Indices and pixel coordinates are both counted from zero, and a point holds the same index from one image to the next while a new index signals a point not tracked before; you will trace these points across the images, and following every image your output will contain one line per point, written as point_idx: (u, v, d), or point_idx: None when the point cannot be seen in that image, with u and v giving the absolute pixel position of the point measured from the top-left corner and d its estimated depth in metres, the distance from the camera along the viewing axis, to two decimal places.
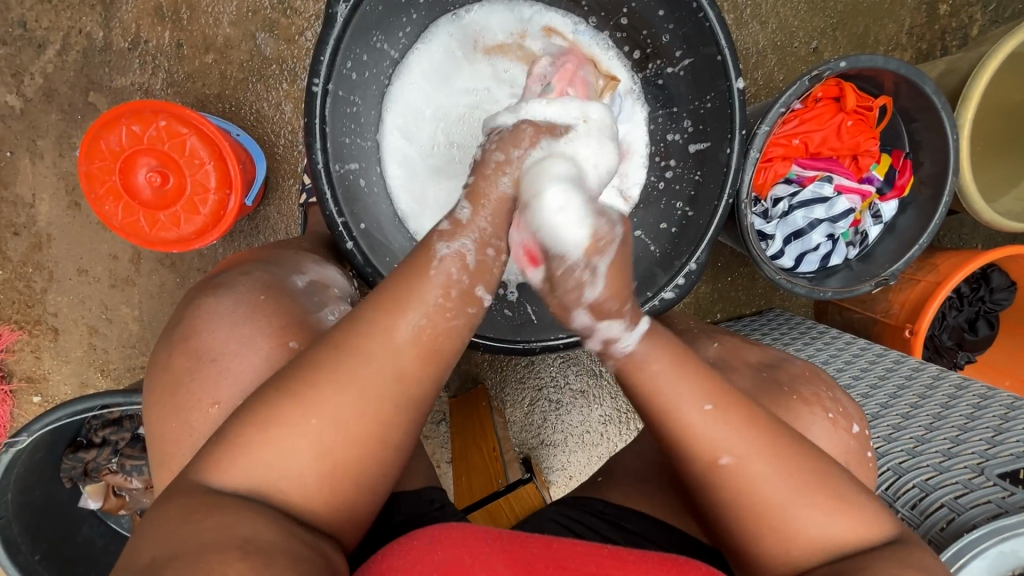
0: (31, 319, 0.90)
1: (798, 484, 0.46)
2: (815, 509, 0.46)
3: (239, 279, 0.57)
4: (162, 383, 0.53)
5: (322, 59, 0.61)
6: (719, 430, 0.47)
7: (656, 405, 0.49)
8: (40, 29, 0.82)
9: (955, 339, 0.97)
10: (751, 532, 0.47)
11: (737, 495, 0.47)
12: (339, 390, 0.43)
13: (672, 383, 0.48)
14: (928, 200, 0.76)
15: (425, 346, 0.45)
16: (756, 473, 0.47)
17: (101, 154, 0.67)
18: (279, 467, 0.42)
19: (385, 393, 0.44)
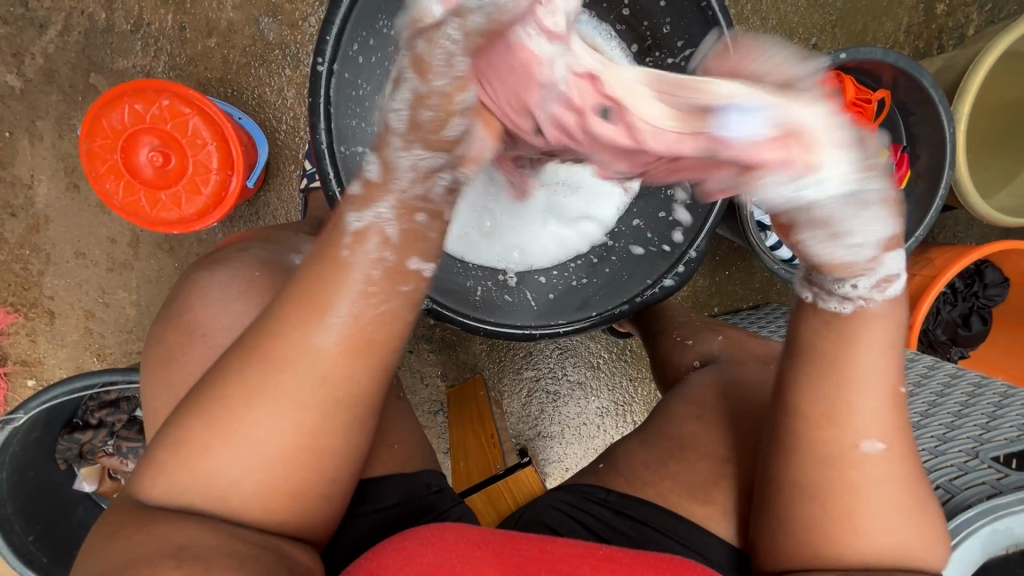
0: (27, 302, 0.90)
1: (906, 492, 0.44)
2: (901, 522, 0.44)
3: (235, 257, 0.57)
4: (154, 359, 0.53)
5: (328, 39, 0.61)
6: (882, 422, 0.44)
7: (839, 368, 0.44)
8: (42, 8, 0.81)
9: (949, 334, 0.98)
10: (829, 519, 0.44)
11: (846, 481, 0.44)
12: (264, 402, 0.40)
13: (875, 356, 0.43)
14: (925, 193, 0.77)
15: (354, 351, 0.40)
16: (877, 473, 0.44)
17: (103, 132, 0.67)
18: (222, 472, 0.40)
19: (309, 405, 0.40)
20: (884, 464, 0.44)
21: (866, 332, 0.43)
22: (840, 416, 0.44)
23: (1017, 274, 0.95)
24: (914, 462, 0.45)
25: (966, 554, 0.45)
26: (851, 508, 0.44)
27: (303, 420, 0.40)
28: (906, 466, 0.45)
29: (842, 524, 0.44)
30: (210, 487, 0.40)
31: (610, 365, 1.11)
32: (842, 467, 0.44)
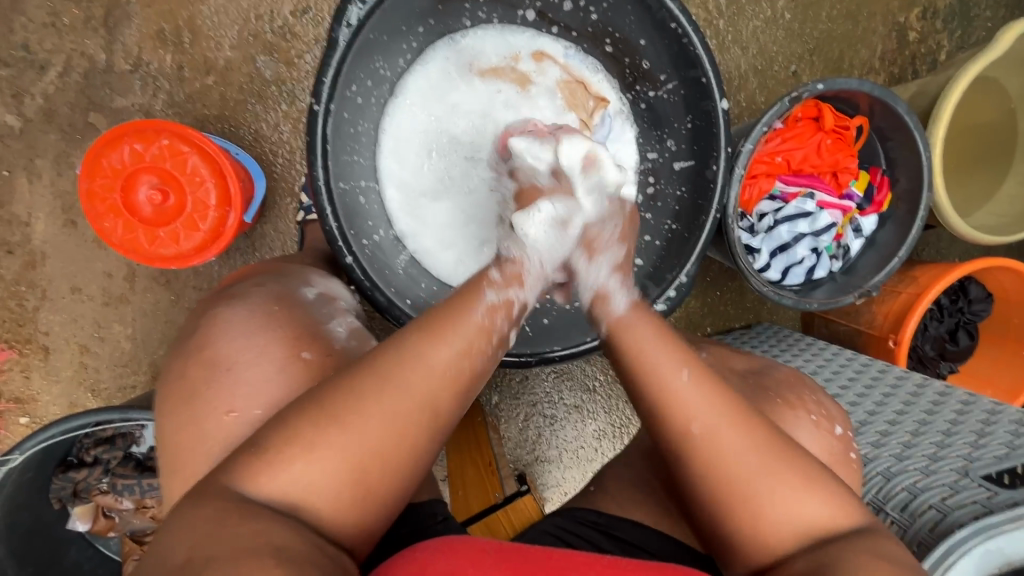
0: (22, 337, 0.90)
1: (779, 474, 0.49)
2: (782, 482, 0.49)
3: (254, 290, 0.58)
4: (177, 393, 0.53)
5: (324, 80, 0.62)
6: (701, 397, 0.52)
7: (634, 359, 0.55)
8: (42, 51, 0.83)
9: (938, 349, 1.00)
10: (728, 508, 0.50)
11: (707, 466, 0.50)
12: (379, 409, 0.45)
13: (656, 353, 0.54)
14: (905, 215, 0.80)
15: (458, 374, 0.48)
16: (728, 448, 0.50)
17: (103, 172, 0.68)
18: (301, 480, 0.43)
19: (415, 416, 0.46)
20: (713, 439, 0.51)
21: (630, 334, 0.56)
22: (657, 415, 0.53)
23: (999, 288, 0.98)
24: (774, 445, 0.51)
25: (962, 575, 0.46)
26: (724, 487, 0.50)
27: (404, 425, 0.45)
28: (757, 429, 0.51)
29: (741, 497, 0.49)
30: (296, 494, 0.42)
31: (606, 388, 1.12)
32: (686, 452, 0.51)
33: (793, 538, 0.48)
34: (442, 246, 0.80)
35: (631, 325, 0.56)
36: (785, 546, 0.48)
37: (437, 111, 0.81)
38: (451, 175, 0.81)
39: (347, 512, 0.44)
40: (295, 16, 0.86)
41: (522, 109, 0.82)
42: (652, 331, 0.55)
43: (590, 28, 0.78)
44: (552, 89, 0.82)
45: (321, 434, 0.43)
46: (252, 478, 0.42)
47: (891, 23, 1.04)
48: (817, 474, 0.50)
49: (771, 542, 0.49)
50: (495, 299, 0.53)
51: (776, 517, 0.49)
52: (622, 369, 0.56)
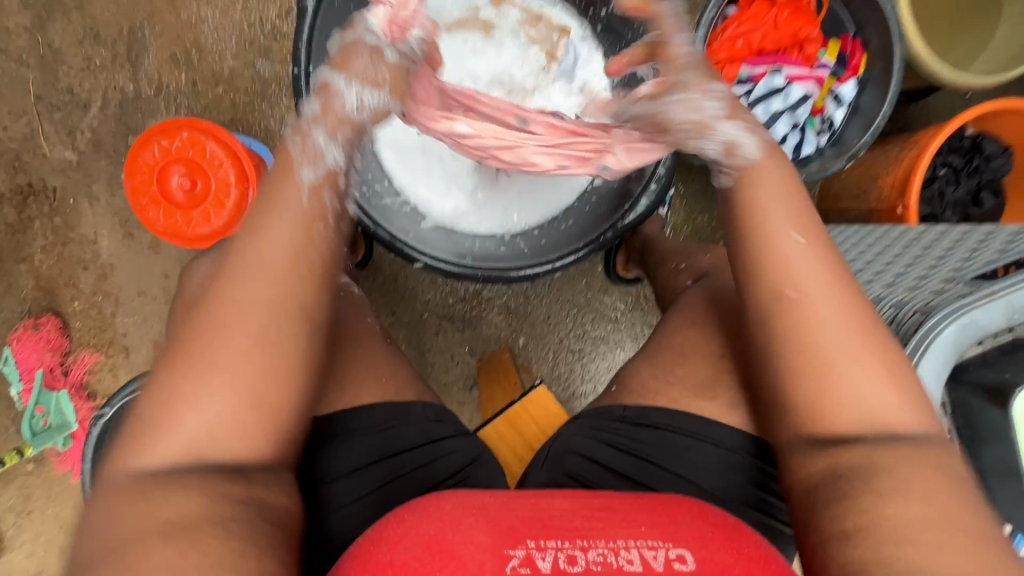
0: (106, 341, 1.04)
1: (864, 355, 0.48)
2: (856, 360, 0.48)
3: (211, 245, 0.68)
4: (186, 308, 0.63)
5: (302, 49, 0.70)
6: (811, 259, 0.51)
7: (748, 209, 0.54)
8: (84, 92, 0.97)
9: (961, 215, 0.97)
10: (799, 367, 0.50)
11: (793, 328, 0.50)
12: (236, 326, 0.48)
13: (783, 212, 0.53)
14: (882, 75, 0.79)
15: (298, 255, 0.51)
16: (819, 318, 0.49)
17: (140, 170, 0.79)
18: (194, 418, 0.46)
19: (255, 316, 0.49)
20: (805, 304, 0.50)
21: (757, 184, 0.55)
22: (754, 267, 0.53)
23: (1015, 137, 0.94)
24: (869, 335, 0.49)
25: (942, 348, 0.49)
26: (809, 341, 0.49)
27: (251, 329, 0.48)
28: (844, 281, 0.51)
29: (814, 369, 0.49)
30: (203, 431, 0.46)
31: (629, 315, 1.15)
32: (777, 312, 0.51)
33: (856, 424, 0.48)
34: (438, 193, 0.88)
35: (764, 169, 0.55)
36: (844, 422, 0.48)
37: None
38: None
39: (258, 442, 0.48)
40: (281, 18, 0.97)
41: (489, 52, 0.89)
42: (782, 184, 0.55)
43: None
44: (514, 30, 0.90)
45: (200, 372, 0.47)
46: (140, 451, 0.46)
47: None
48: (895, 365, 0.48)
49: (829, 418, 0.49)
50: (316, 175, 0.53)
51: (833, 400, 0.48)
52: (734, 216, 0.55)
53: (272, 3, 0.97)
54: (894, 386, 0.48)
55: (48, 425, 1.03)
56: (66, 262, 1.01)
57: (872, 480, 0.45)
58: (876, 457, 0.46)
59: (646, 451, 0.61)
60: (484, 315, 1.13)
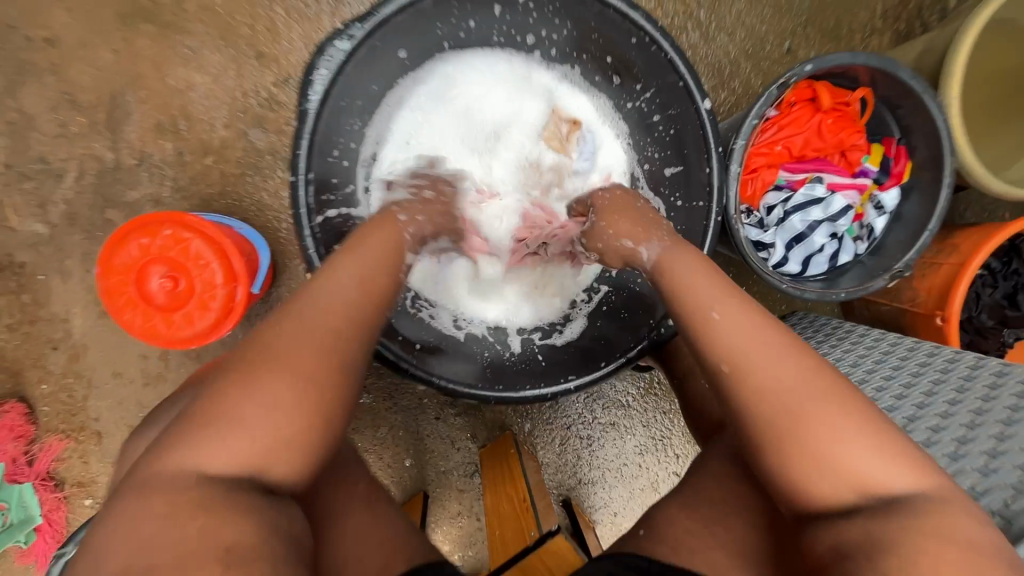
0: (77, 426, 0.96)
1: (856, 437, 0.41)
2: (861, 446, 0.41)
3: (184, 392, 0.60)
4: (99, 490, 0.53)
5: (300, 153, 0.62)
6: (741, 332, 0.47)
7: (682, 297, 0.52)
8: (58, 160, 0.88)
9: (997, 317, 0.92)
10: (783, 454, 0.43)
11: (791, 437, 0.43)
12: (297, 351, 0.44)
13: (702, 287, 0.51)
14: (930, 184, 0.74)
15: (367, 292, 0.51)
16: (780, 391, 0.44)
17: (116, 269, 0.71)
18: (243, 429, 0.40)
19: (342, 332, 0.47)
20: (765, 373, 0.44)
21: (670, 270, 0.55)
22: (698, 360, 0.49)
23: None
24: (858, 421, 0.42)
25: None
26: (762, 436, 0.44)
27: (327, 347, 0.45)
28: (810, 366, 0.44)
29: (789, 452, 0.43)
30: (222, 465, 0.39)
31: (641, 402, 1.10)
32: (769, 418, 0.44)
33: (850, 495, 0.41)
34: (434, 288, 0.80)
35: (674, 254, 0.55)
36: (831, 499, 0.42)
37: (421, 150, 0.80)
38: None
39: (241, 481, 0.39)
40: (278, 86, 0.89)
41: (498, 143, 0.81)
42: (695, 261, 0.54)
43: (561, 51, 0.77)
44: (531, 118, 0.82)
45: (254, 389, 0.42)
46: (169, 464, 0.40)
47: None
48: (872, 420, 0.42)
49: (827, 493, 0.42)
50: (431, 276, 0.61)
51: (834, 466, 0.41)
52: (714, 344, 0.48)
53: (269, 69, 0.88)
54: (889, 451, 0.41)
55: (8, 523, 0.93)
56: (34, 341, 0.93)
57: (843, 494, 0.41)
58: (890, 521, 0.39)
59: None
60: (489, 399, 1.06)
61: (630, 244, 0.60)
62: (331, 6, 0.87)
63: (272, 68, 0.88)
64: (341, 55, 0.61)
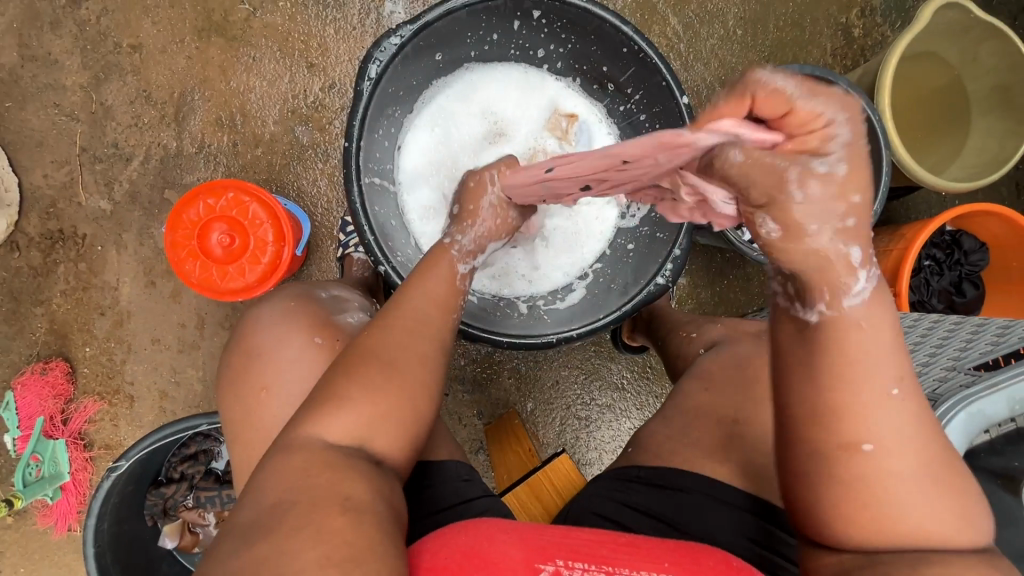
0: (112, 389, 1.03)
1: (925, 471, 0.43)
2: (929, 498, 0.43)
3: (278, 292, 0.72)
4: (227, 377, 0.66)
5: (354, 124, 0.76)
6: (901, 415, 0.42)
7: (838, 358, 0.42)
8: (128, 146, 1.02)
9: (946, 302, 1.05)
10: (856, 501, 0.43)
11: (867, 483, 0.43)
12: (404, 358, 0.55)
13: (869, 350, 0.42)
14: (871, 174, 0.89)
15: (439, 303, 0.61)
16: (900, 466, 0.42)
17: (184, 225, 0.83)
18: (359, 418, 0.52)
19: (423, 349, 0.57)
20: (886, 434, 0.42)
21: (852, 331, 0.41)
22: (824, 415, 0.43)
23: (992, 236, 1.03)
24: (938, 466, 0.43)
25: (951, 439, 0.52)
26: (861, 487, 0.43)
27: (417, 352, 0.56)
28: (918, 410, 0.43)
29: (861, 510, 0.43)
30: (348, 433, 0.51)
31: (635, 385, 1.17)
32: (850, 468, 0.43)
33: (898, 543, 0.43)
34: None
35: (858, 316, 0.41)
36: (888, 546, 0.43)
37: (440, 143, 0.93)
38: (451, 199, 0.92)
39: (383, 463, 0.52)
40: (324, 92, 1.04)
41: (505, 140, 0.93)
42: (892, 334, 0.42)
43: (565, 65, 0.93)
44: (537, 118, 0.94)
45: (352, 375, 0.53)
46: (303, 434, 0.50)
47: (835, 25, 1.18)
48: (945, 473, 0.43)
49: (877, 541, 0.44)
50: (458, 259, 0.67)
51: (902, 520, 0.43)
52: (817, 363, 0.42)
53: (317, 77, 1.04)
54: (948, 502, 0.43)
55: (41, 476, 1.00)
56: (84, 306, 1.02)
57: (882, 525, 0.43)
58: (924, 564, 0.42)
59: (644, 502, 0.63)
60: (495, 377, 1.15)
61: (840, 243, 0.40)
62: (373, 29, 1.04)
63: (320, 77, 1.04)
64: (394, 47, 0.77)
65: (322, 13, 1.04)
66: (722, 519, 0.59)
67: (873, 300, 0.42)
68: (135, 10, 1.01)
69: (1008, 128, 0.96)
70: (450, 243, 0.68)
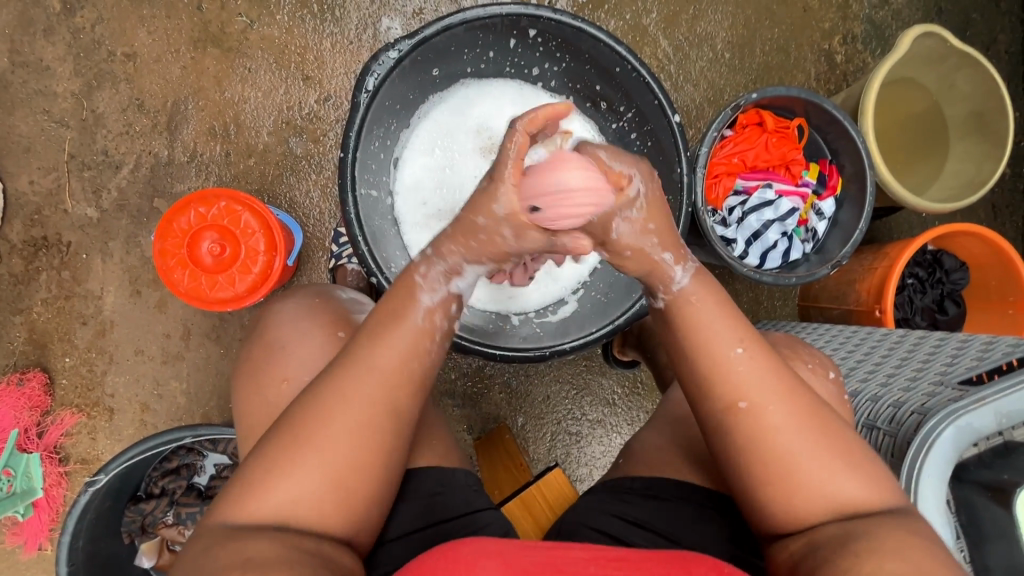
0: (90, 401, 1.00)
1: (814, 435, 0.52)
2: (826, 461, 0.51)
3: (300, 289, 0.72)
4: (245, 370, 0.66)
5: (350, 135, 0.77)
6: (756, 369, 0.53)
7: (692, 336, 0.55)
8: (118, 154, 1.01)
9: (930, 319, 1.07)
10: (766, 474, 0.52)
11: (755, 441, 0.52)
12: (348, 431, 0.53)
13: (712, 327, 0.55)
14: (857, 194, 0.91)
15: (401, 367, 0.55)
16: (776, 425, 0.52)
17: (174, 233, 0.82)
18: (305, 487, 0.52)
19: (376, 417, 0.54)
20: (756, 412, 0.52)
21: (693, 305, 0.56)
22: (703, 387, 0.55)
23: (970, 256, 1.06)
24: (820, 429, 0.52)
25: (942, 452, 0.52)
26: (755, 449, 0.52)
27: (372, 420, 0.54)
28: (783, 375, 0.54)
29: (769, 473, 0.52)
30: (291, 502, 0.52)
31: (626, 400, 1.16)
32: (736, 431, 0.53)
33: (823, 512, 0.51)
34: None
35: (699, 292, 0.56)
36: (813, 514, 0.51)
37: (436, 157, 0.94)
38: (447, 215, 0.93)
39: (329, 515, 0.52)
40: (319, 104, 1.04)
41: (501, 155, 0.94)
42: (718, 305, 0.56)
43: (560, 84, 0.94)
44: None
45: (296, 448, 0.52)
46: (241, 505, 0.52)
47: (819, 51, 1.22)
48: (835, 437, 0.52)
49: (802, 511, 0.51)
50: (433, 301, 0.57)
51: (812, 489, 0.51)
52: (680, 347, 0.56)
53: (313, 90, 1.04)
54: (851, 467, 0.51)
55: (11, 491, 0.94)
56: (66, 315, 0.99)
57: (795, 497, 0.51)
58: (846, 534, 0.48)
59: (641, 515, 0.62)
60: (485, 392, 1.14)
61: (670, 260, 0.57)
62: (370, 44, 1.06)
63: (315, 89, 1.04)
64: (391, 61, 0.78)
65: (320, 27, 1.04)
66: (714, 529, 0.61)
67: (694, 282, 0.56)
68: (130, 19, 1.01)
69: (985, 151, 1.00)
70: (420, 268, 0.58)
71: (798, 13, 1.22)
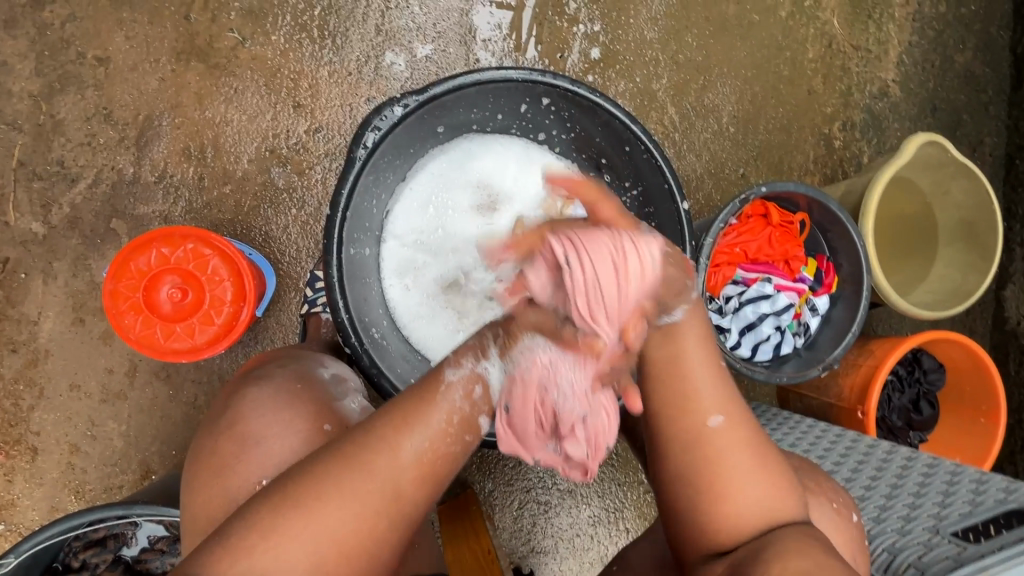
0: (11, 439, 0.89)
1: (752, 460, 0.58)
2: (758, 481, 0.57)
3: (278, 370, 0.66)
4: (208, 465, 0.59)
5: (342, 193, 0.71)
6: (719, 398, 0.59)
7: (671, 359, 0.59)
8: (76, 166, 0.91)
9: (905, 419, 1.08)
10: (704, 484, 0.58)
11: (704, 453, 0.58)
12: (342, 503, 0.50)
13: (698, 366, 0.59)
14: (852, 295, 0.90)
15: (425, 467, 0.53)
16: (723, 442, 0.58)
17: (130, 274, 0.74)
18: (283, 558, 0.49)
19: (384, 502, 0.52)
20: (720, 431, 0.58)
21: (682, 340, 0.59)
22: (676, 403, 0.59)
23: (949, 359, 1.06)
24: (761, 454, 0.59)
25: None
26: (702, 464, 0.58)
27: (381, 504, 0.51)
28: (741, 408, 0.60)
29: (708, 485, 0.58)
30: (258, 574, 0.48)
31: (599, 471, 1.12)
32: (691, 441, 0.59)
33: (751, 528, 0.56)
34: (425, 328, 0.87)
35: (687, 332, 0.58)
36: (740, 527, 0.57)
37: (431, 212, 0.88)
38: (433, 274, 0.88)
39: None
40: (308, 134, 0.97)
41: (498, 214, 0.90)
42: (700, 338, 0.59)
43: (567, 148, 0.90)
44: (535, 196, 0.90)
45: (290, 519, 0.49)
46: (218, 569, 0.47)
47: (819, 135, 1.23)
48: (771, 466, 0.59)
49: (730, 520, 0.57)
50: (457, 377, 0.54)
51: (742, 503, 0.57)
52: (659, 365, 0.59)
53: (303, 119, 0.97)
54: (775, 486, 0.58)
55: None
56: None
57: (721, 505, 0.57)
58: None
59: None
60: None
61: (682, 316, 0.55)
62: (370, 77, 0.99)
63: (306, 118, 0.97)
64: (396, 116, 0.72)
65: (318, 53, 0.98)
66: None
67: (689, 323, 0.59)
68: (107, 20, 0.92)
69: (971, 261, 1.02)
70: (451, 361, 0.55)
71: (803, 95, 1.22)
